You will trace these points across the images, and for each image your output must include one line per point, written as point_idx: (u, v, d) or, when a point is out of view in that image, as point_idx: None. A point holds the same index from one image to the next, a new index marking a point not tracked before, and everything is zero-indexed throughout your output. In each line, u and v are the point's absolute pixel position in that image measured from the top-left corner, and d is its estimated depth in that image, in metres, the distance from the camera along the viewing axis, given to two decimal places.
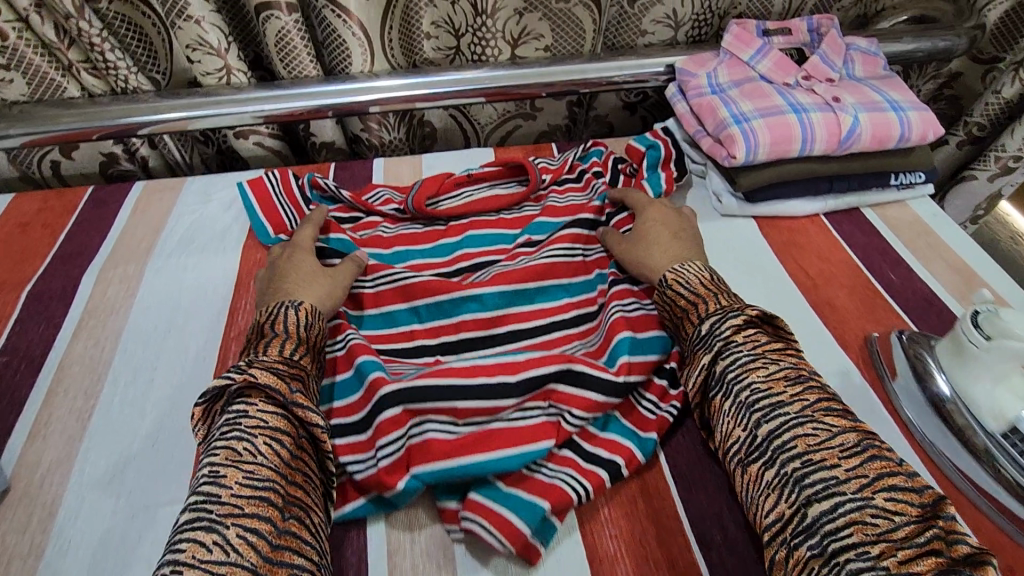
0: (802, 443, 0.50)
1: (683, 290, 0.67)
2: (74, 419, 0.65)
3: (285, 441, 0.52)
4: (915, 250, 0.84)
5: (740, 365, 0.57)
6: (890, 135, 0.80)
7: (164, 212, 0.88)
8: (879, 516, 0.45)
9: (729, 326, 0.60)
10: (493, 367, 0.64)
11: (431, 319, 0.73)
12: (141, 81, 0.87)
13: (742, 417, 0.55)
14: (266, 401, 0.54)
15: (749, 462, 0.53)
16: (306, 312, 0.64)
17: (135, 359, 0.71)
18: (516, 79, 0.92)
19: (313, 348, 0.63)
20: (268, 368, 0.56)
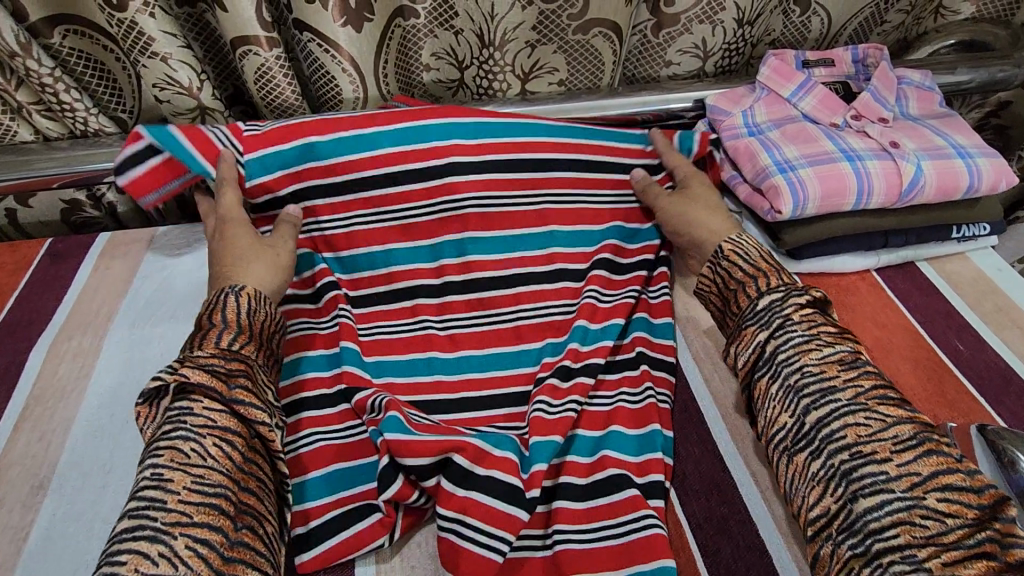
0: (853, 433, 0.47)
1: (741, 263, 0.60)
2: (5, 540, 0.54)
3: (236, 443, 0.47)
4: (982, 314, 0.74)
5: (793, 346, 0.53)
6: (957, 185, 0.70)
7: (129, 268, 0.78)
8: (928, 518, 0.41)
9: (790, 303, 0.55)
10: (508, 462, 0.56)
11: (423, 373, 0.67)
12: (104, 122, 0.78)
13: (789, 402, 0.51)
14: (215, 400, 0.48)
15: (794, 451, 0.49)
16: (250, 295, 0.56)
17: (86, 455, 0.60)
18: (526, 118, 0.82)
19: (262, 336, 0.56)
20: (203, 365, 0.48)
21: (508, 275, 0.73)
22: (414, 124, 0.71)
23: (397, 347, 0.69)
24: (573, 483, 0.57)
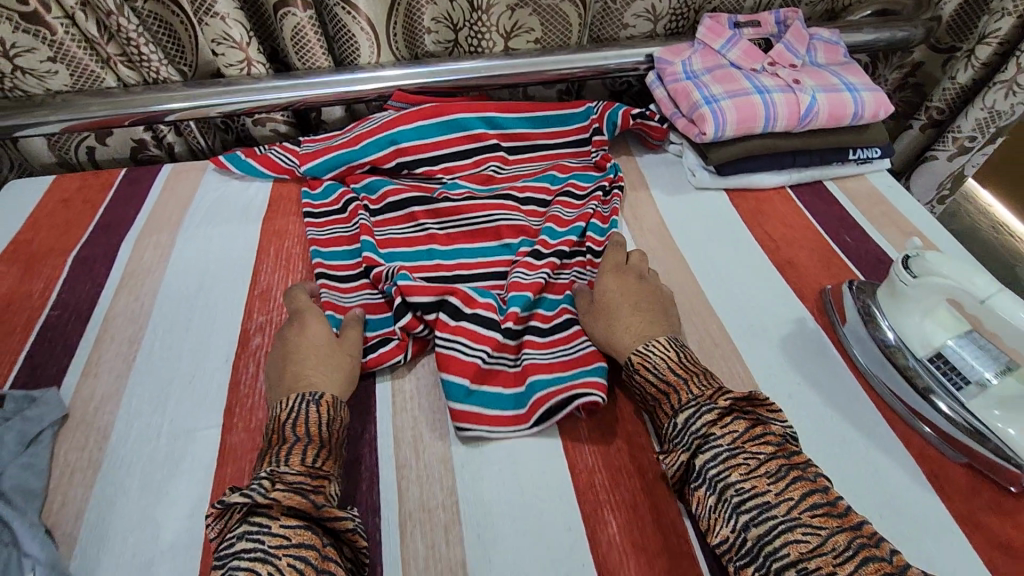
0: (794, 551, 0.48)
1: (651, 377, 0.63)
2: (119, 361, 0.73)
3: (309, 558, 0.49)
4: (869, 217, 0.92)
5: (720, 461, 0.54)
6: (845, 113, 0.90)
7: (191, 189, 0.98)
8: None
9: (702, 421, 0.57)
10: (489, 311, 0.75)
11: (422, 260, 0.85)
12: (171, 72, 0.97)
13: (726, 515, 0.53)
14: (289, 514, 0.51)
15: (741, 565, 0.51)
16: (328, 406, 0.62)
17: (171, 311, 0.79)
18: (508, 68, 1.01)
19: (333, 444, 0.60)
20: (292, 484, 0.53)
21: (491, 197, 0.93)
22: (430, 121, 0.98)
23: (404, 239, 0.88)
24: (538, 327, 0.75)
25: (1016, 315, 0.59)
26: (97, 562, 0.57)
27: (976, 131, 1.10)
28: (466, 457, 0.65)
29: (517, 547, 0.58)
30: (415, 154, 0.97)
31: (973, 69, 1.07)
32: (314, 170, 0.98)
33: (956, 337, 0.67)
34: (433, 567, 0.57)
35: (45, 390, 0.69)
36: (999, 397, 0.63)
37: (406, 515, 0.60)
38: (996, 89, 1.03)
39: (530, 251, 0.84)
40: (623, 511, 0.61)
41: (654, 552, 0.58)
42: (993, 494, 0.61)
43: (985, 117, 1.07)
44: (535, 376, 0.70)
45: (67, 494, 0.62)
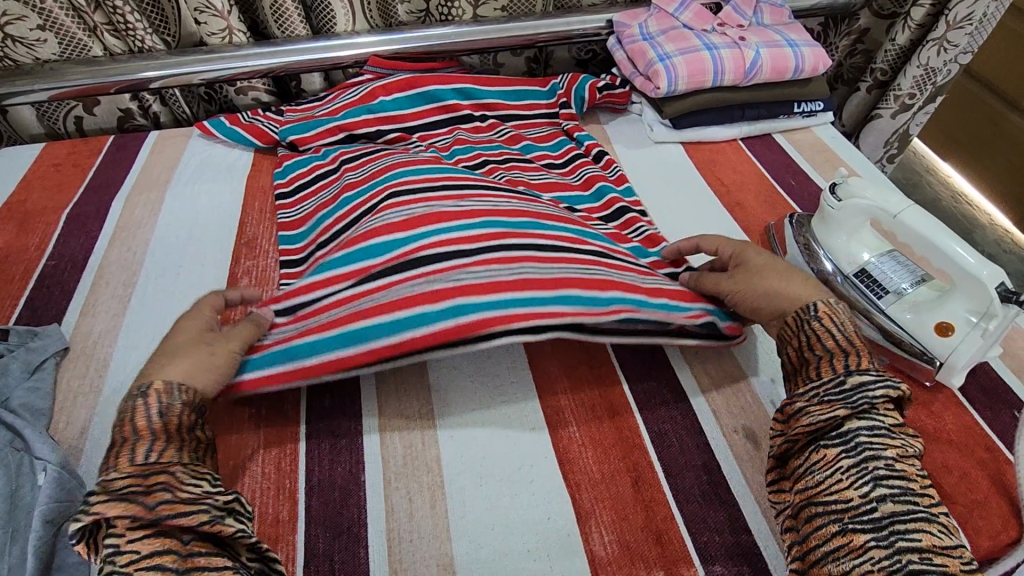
0: (928, 538, 0.47)
1: (835, 329, 0.59)
2: (116, 302, 0.79)
3: (165, 566, 0.46)
4: (813, 163, 1.00)
5: (877, 434, 0.52)
6: (787, 67, 0.97)
7: (177, 153, 1.03)
8: None
9: (881, 393, 0.54)
10: (490, 237, 0.72)
11: (393, 181, 0.82)
12: (155, 41, 1.02)
13: (860, 480, 0.50)
14: (133, 526, 0.48)
15: (852, 529, 0.48)
16: (157, 396, 0.55)
17: (162, 259, 0.84)
18: (477, 34, 1.07)
19: (184, 429, 0.55)
20: (119, 492, 0.49)
21: (477, 160, 0.96)
22: (403, 95, 1.02)
23: (380, 173, 0.86)
24: (530, 248, 0.72)
25: (924, 225, 0.65)
26: (102, 469, 0.62)
27: (915, 88, 1.19)
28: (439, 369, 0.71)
29: (486, 444, 0.64)
30: (391, 120, 1.01)
31: (909, 30, 1.14)
32: (287, 132, 1.01)
33: (877, 255, 0.73)
34: (409, 462, 0.62)
35: (47, 326, 0.74)
36: (914, 302, 0.69)
37: (384, 421, 0.66)
38: (930, 47, 1.12)
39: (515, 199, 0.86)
40: (581, 412, 0.66)
41: (610, 445, 0.63)
42: (913, 388, 0.68)
43: (922, 75, 1.16)
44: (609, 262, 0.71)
45: (72, 414, 0.67)
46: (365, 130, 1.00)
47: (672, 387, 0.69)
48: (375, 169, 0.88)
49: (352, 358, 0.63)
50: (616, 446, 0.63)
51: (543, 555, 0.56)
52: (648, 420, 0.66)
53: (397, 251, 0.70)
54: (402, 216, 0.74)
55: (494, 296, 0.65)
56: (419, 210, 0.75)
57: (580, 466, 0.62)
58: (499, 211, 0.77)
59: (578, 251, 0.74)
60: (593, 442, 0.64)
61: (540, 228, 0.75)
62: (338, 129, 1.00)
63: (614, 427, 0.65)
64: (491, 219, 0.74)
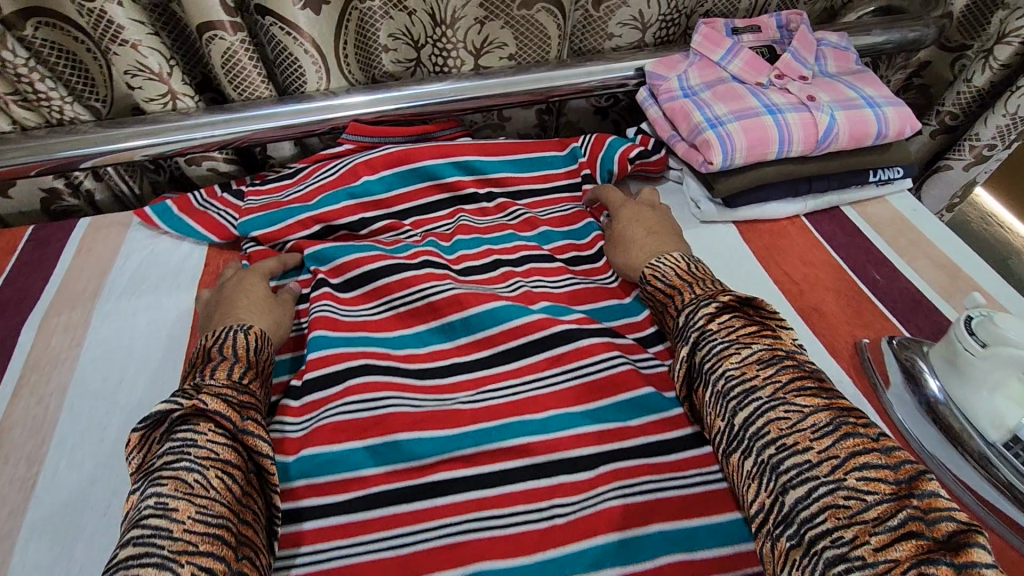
0: (775, 428, 0.52)
1: (659, 283, 0.69)
2: (15, 490, 0.60)
3: (236, 476, 0.51)
4: (898, 248, 0.82)
5: (715, 354, 0.59)
6: (867, 133, 0.78)
7: (111, 250, 0.83)
8: (850, 498, 0.46)
9: (704, 314, 0.62)
10: (519, 451, 0.60)
11: (398, 348, 0.69)
12: (79, 110, 0.82)
13: (720, 407, 0.57)
14: (217, 432, 0.53)
15: (730, 453, 0.55)
16: (255, 334, 0.64)
17: (82, 414, 0.66)
18: (480, 91, 0.88)
19: (261, 371, 0.63)
20: (218, 394, 0.55)
21: (495, 259, 0.78)
22: (394, 172, 0.84)
23: (392, 322, 0.71)
24: (564, 460, 0.60)
25: None
26: None
27: (997, 138, 1.01)
28: None
29: None
30: (382, 205, 0.83)
31: (991, 70, 0.97)
32: (247, 226, 0.81)
33: None
34: None
35: None
36: None
37: None
38: (1019, 93, 0.94)
39: (539, 339, 0.68)
40: None
41: None
42: None
43: (1008, 124, 0.98)
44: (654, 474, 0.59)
45: None
46: (341, 219, 0.81)
47: None
48: (378, 314, 0.72)
49: None
50: None
51: None
52: None
53: (402, 468, 0.59)
54: (411, 410, 0.63)
55: (526, 558, 0.54)
56: (432, 402, 0.64)
57: None
58: (522, 398, 0.65)
59: (619, 451, 0.61)
60: None
61: (573, 420, 0.62)
62: (314, 218, 0.81)
63: None
64: (519, 418, 0.63)
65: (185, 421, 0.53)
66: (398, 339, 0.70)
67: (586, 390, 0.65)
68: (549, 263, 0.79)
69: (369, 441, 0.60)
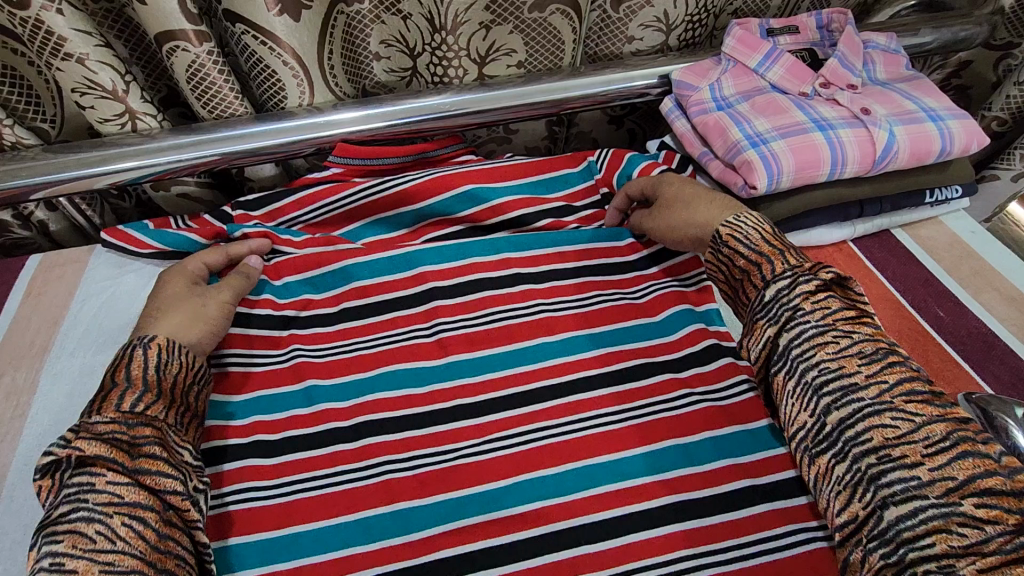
0: (880, 436, 0.46)
1: (741, 248, 0.58)
2: None
3: (149, 520, 0.46)
4: (960, 278, 0.72)
5: (808, 340, 0.52)
6: (930, 150, 0.69)
7: (63, 294, 0.71)
8: (966, 526, 0.41)
9: (798, 292, 0.53)
10: (535, 518, 0.56)
11: (393, 389, 0.64)
12: (23, 133, 0.71)
13: (807, 399, 0.51)
14: (117, 471, 0.47)
15: (817, 453, 0.50)
16: (161, 347, 0.55)
17: (23, 503, 0.56)
18: (486, 104, 0.77)
19: (176, 389, 0.54)
20: (101, 434, 0.48)
21: (473, 278, 0.71)
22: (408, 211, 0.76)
23: (395, 356, 0.66)
24: (587, 526, 0.56)
25: None
26: None
27: None
28: None
29: None
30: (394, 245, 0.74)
31: None
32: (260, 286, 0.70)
33: None
34: None
35: None
36: None
37: None
38: None
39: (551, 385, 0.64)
40: None
41: None
42: None
43: None
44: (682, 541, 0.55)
45: None
46: (345, 262, 0.71)
47: None
48: (372, 350, 0.67)
49: None
50: None
51: None
52: None
53: (406, 541, 0.55)
54: (411, 473, 0.59)
55: None
56: (434, 461, 0.60)
57: None
58: (533, 450, 0.60)
59: (642, 513, 0.57)
60: None
61: (589, 477, 0.59)
62: (318, 262, 0.71)
63: None
64: (536, 474, 0.59)
65: (81, 466, 0.47)
66: (394, 379, 0.65)
67: (604, 442, 0.61)
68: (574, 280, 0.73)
69: (360, 514, 0.56)
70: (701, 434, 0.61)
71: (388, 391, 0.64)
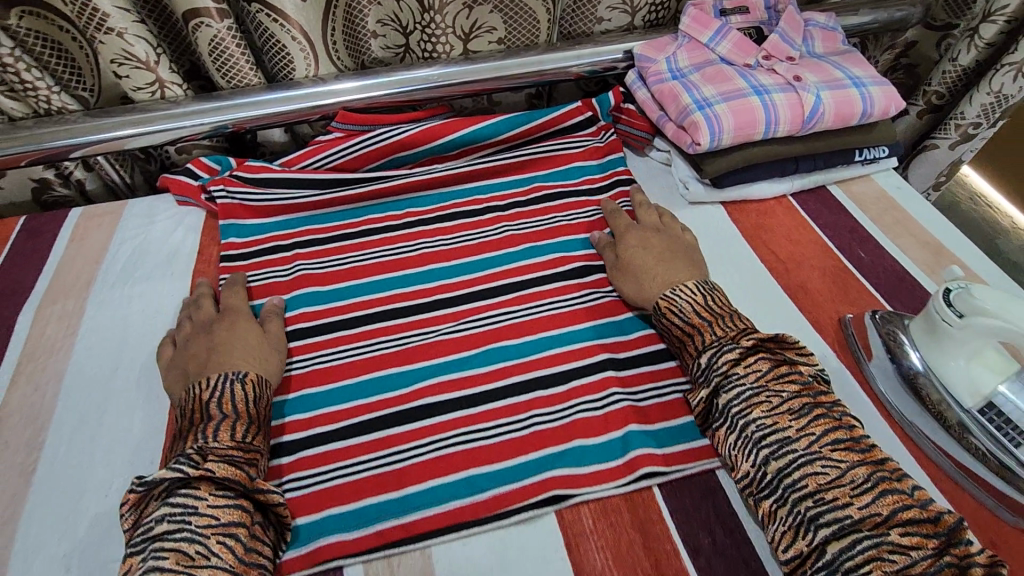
0: (814, 482, 0.51)
1: (678, 320, 0.66)
2: (17, 474, 0.60)
3: (239, 535, 0.50)
4: (883, 226, 0.83)
5: (743, 400, 0.57)
6: (853, 112, 0.79)
7: (104, 239, 0.82)
8: (895, 552, 0.47)
9: (722, 359, 0.60)
10: (499, 374, 0.68)
11: (382, 290, 0.76)
12: (66, 100, 0.82)
13: (747, 450, 0.56)
14: (219, 494, 0.51)
15: (761, 498, 0.54)
16: (252, 384, 0.61)
17: (80, 401, 0.65)
18: (471, 76, 0.88)
19: (262, 420, 0.60)
20: (224, 456, 0.54)
21: (452, 213, 0.86)
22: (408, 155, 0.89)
23: (385, 267, 0.79)
24: (543, 375, 0.68)
25: None
26: None
27: (981, 117, 1.02)
28: (451, 566, 0.55)
29: None
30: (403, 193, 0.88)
31: (976, 49, 0.98)
32: (271, 226, 0.84)
33: (1007, 382, 0.57)
34: None
35: None
36: None
37: None
38: (1004, 71, 0.95)
39: (512, 282, 0.77)
40: None
41: None
42: None
43: (992, 102, 0.99)
44: (614, 386, 0.67)
45: None
46: (348, 205, 0.86)
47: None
48: (364, 263, 0.79)
49: (347, 545, 0.56)
50: None
51: None
52: None
53: (396, 394, 0.66)
54: (400, 348, 0.71)
55: (514, 461, 0.61)
56: (416, 337, 0.72)
57: None
58: (500, 327, 0.72)
59: (589, 368, 0.68)
60: None
61: (548, 343, 0.71)
62: (325, 206, 0.86)
63: None
64: (497, 345, 0.71)
65: (184, 484, 0.52)
66: (384, 283, 0.77)
67: (558, 317, 0.73)
68: (525, 208, 0.86)
69: (364, 376, 0.68)
70: (622, 315, 0.74)
71: (380, 292, 0.76)
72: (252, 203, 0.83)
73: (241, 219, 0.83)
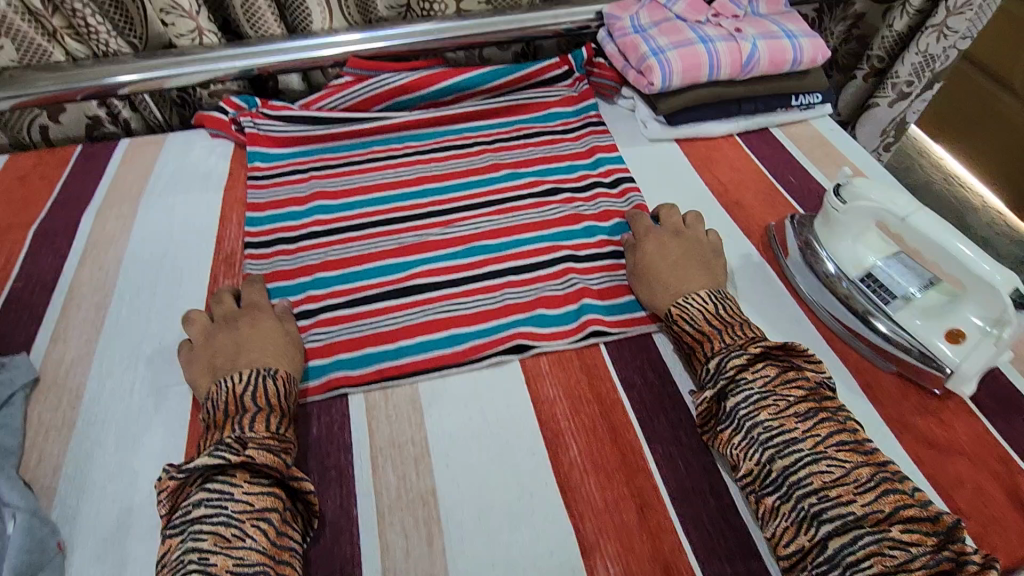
0: (819, 480, 0.54)
1: (689, 327, 0.68)
2: (88, 326, 0.74)
3: (272, 520, 0.53)
4: (812, 158, 0.97)
5: (752, 402, 0.59)
6: (786, 59, 0.94)
7: (150, 161, 0.97)
8: (896, 548, 0.50)
9: (733, 363, 0.62)
10: (479, 263, 0.82)
11: (384, 203, 0.91)
12: (120, 44, 0.96)
13: (751, 450, 0.58)
14: (253, 482, 0.55)
15: (764, 494, 0.56)
16: (283, 380, 0.64)
17: (135, 279, 0.80)
18: (463, 30, 1.02)
19: (289, 417, 0.63)
20: (263, 446, 0.56)
21: (445, 146, 1.00)
22: (409, 97, 1.03)
23: (386, 186, 0.93)
24: (516, 265, 0.82)
25: (946, 239, 0.62)
26: (79, 511, 0.59)
27: (913, 76, 1.16)
28: (433, 397, 0.69)
29: (483, 476, 0.62)
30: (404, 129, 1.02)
31: (907, 16, 1.12)
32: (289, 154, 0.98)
33: (884, 259, 0.73)
34: (399, 462, 0.64)
35: (14, 356, 0.69)
36: (923, 307, 0.68)
37: (376, 449, 0.65)
38: (929, 33, 1.10)
39: (494, 198, 0.91)
40: (582, 435, 0.65)
41: (613, 470, 0.63)
42: (920, 396, 0.68)
43: (921, 61, 1.14)
44: (574, 274, 0.81)
45: (44, 451, 0.63)
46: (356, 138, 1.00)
47: (677, 408, 0.68)
48: (369, 183, 0.94)
49: (351, 378, 0.70)
50: (618, 470, 0.63)
51: (523, 513, 0.60)
52: (652, 442, 0.65)
53: (394, 277, 0.81)
54: (397, 245, 0.85)
55: (486, 324, 0.75)
56: (411, 237, 0.86)
57: (582, 496, 0.61)
58: (482, 231, 0.86)
59: (554, 260, 0.83)
60: (595, 466, 0.63)
61: (521, 242, 0.85)
62: (336, 139, 1.00)
63: (618, 450, 0.64)
64: (479, 243, 0.85)
65: (222, 472, 0.55)
66: (386, 198, 0.91)
67: (531, 223, 0.88)
68: (508, 143, 1.01)
69: (368, 264, 0.82)
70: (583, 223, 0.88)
71: (382, 205, 0.90)
72: (275, 134, 0.98)
73: (269, 147, 0.97)
